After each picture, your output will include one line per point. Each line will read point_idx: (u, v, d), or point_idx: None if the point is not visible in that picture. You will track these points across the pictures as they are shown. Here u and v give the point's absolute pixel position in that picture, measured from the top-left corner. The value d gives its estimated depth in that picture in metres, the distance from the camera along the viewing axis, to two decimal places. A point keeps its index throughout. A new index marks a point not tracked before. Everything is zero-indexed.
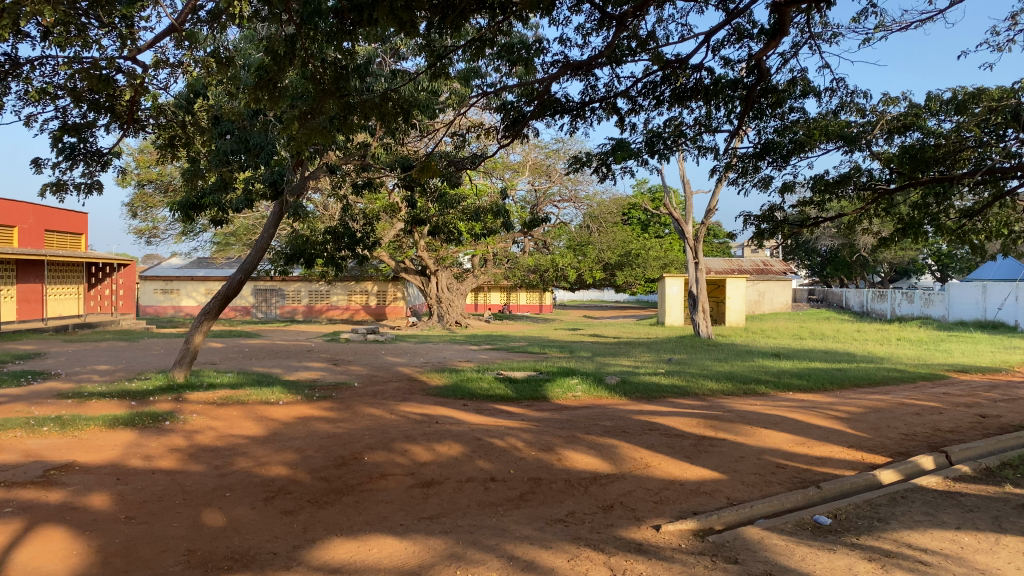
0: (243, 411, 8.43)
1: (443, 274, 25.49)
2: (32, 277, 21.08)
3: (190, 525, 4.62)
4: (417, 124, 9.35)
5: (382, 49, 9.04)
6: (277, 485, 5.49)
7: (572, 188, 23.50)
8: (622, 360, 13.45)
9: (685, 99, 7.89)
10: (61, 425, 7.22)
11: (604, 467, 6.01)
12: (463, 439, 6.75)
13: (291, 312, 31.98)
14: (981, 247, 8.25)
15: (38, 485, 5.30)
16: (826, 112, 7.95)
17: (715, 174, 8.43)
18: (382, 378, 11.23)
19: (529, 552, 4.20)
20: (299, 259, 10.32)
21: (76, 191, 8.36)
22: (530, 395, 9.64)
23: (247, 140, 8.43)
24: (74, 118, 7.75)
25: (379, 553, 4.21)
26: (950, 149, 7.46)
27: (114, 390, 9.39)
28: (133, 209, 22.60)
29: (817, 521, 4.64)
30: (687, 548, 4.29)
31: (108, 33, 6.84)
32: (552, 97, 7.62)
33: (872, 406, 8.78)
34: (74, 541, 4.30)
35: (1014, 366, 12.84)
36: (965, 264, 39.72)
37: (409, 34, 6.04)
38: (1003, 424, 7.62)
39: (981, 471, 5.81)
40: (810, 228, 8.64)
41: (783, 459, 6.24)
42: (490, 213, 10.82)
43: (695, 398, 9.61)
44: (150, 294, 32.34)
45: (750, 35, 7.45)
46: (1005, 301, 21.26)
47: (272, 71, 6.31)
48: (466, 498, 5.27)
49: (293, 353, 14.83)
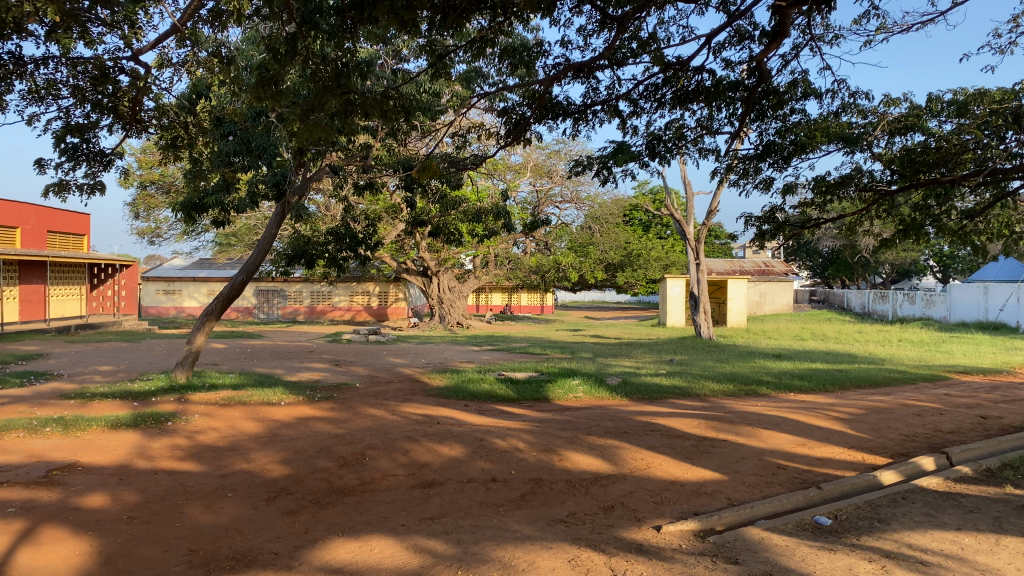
0: (245, 411, 8.46)
1: (445, 275, 25.52)
2: (35, 277, 21.16)
3: (193, 525, 4.65)
4: (419, 126, 9.39)
5: (382, 51, 9.00)
6: (279, 485, 5.51)
7: (573, 189, 23.54)
8: (623, 361, 13.46)
9: (686, 101, 7.91)
10: (64, 425, 7.25)
11: (605, 467, 6.03)
12: (464, 440, 6.78)
13: (293, 313, 32.05)
14: (982, 247, 8.24)
15: (41, 485, 5.33)
16: (827, 113, 7.95)
17: (715, 175, 8.44)
18: (384, 378, 11.28)
19: (529, 553, 4.22)
20: (300, 260, 10.42)
21: (79, 191, 8.41)
22: (532, 396, 9.66)
23: (250, 142, 8.48)
24: (78, 119, 7.78)
25: (380, 554, 4.24)
26: (953, 151, 7.44)
27: (117, 390, 9.42)
28: (136, 210, 22.67)
29: (817, 522, 4.65)
30: (687, 548, 4.30)
31: (111, 32, 6.89)
32: (553, 99, 7.64)
33: (872, 407, 8.80)
34: (77, 542, 4.33)
35: (1016, 367, 12.84)
36: (967, 264, 39.66)
37: (411, 32, 6.10)
38: (1003, 426, 7.62)
39: (982, 472, 5.82)
40: (811, 229, 8.64)
41: (783, 460, 6.25)
42: (491, 215, 10.81)
43: (695, 399, 9.62)
44: (151, 295, 32.37)
45: (751, 37, 7.45)
46: (1006, 302, 21.22)
47: (274, 71, 6.33)
48: (468, 499, 5.29)
49: (294, 354, 14.85)
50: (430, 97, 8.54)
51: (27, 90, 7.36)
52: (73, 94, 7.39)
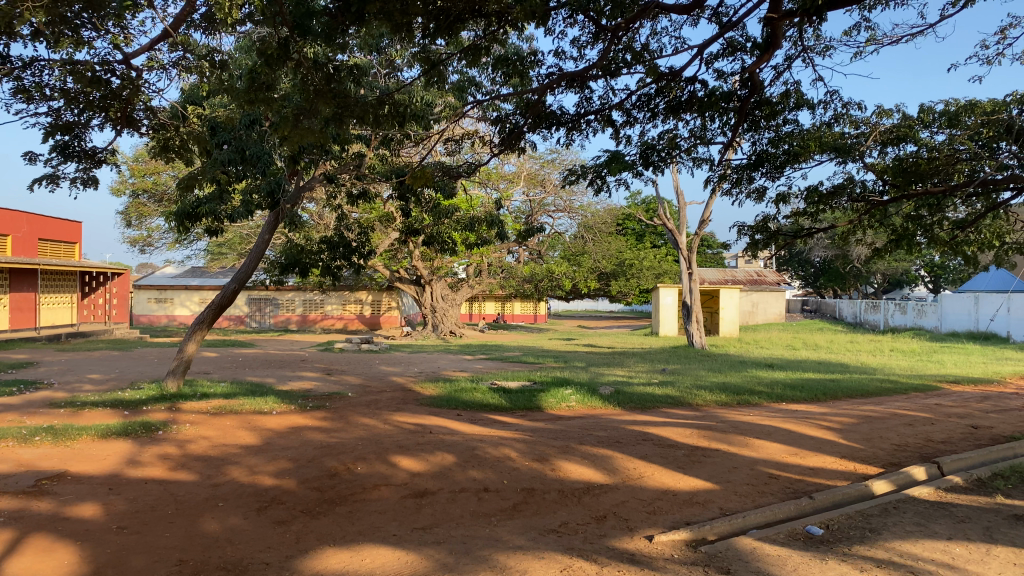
0: (237, 420, 8.41)
1: (438, 284, 25.53)
2: (25, 285, 21.01)
3: (183, 535, 4.60)
4: (413, 134, 9.42)
5: (376, 60, 8.95)
6: (270, 495, 5.47)
7: (566, 199, 23.64)
8: (616, 370, 13.50)
9: (680, 111, 7.97)
10: (53, 434, 7.18)
11: (598, 477, 6.02)
12: (457, 449, 6.75)
13: (286, 321, 31.93)
14: (974, 258, 8.30)
15: (30, 495, 5.27)
16: (820, 124, 8.02)
17: (708, 184, 8.49)
18: (376, 388, 11.22)
19: (521, 563, 4.19)
20: (294, 269, 10.37)
21: (69, 185, 8.35)
22: (524, 405, 9.66)
23: (244, 150, 8.40)
24: (67, 118, 7.74)
25: (371, 564, 4.20)
26: (945, 161, 7.48)
27: (107, 399, 9.35)
28: (128, 218, 22.53)
29: (809, 531, 4.65)
30: (679, 558, 4.29)
31: (104, 37, 6.87)
32: (548, 109, 7.69)
33: (864, 416, 8.82)
34: (67, 551, 4.27)
35: (1006, 377, 12.91)
36: (958, 273, 39.95)
37: (404, 38, 6.20)
38: (994, 436, 7.66)
39: (973, 482, 5.84)
40: (803, 239, 8.69)
41: (776, 470, 6.26)
42: (485, 224, 10.78)
43: (688, 408, 9.65)
44: (143, 303, 32.19)
45: (744, 48, 7.51)
46: (997, 312, 21.46)
47: (265, 74, 6.30)
48: (459, 508, 5.26)
49: (286, 363, 14.78)
50: (423, 106, 8.58)
51: (16, 90, 7.29)
52: (64, 96, 7.34)
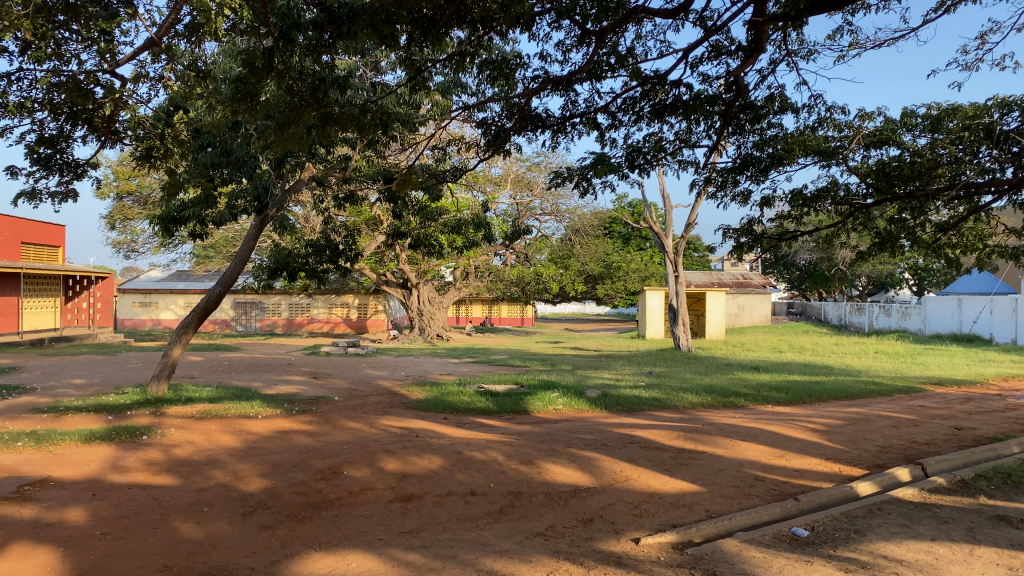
0: (221, 425, 8.29)
1: (425, 287, 25.49)
2: (8, 289, 20.65)
3: (167, 541, 4.52)
4: (400, 136, 9.41)
5: (361, 63, 8.90)
6: (255, 500, 5.39)
7: (553, 203, 23.74)
8: (603, 372, 13.52)
9: (664, 114, 7.99)
10: (35, 440, 7.03)
11: (585, 480, 6.00)
12: (443, 452, 6.72)
13: (271, 325, 31.73)
14: (956, 260, 8.37)
15: (11, 501, 5.15)
16: (803, 128, 8.08)
17: (694, 187, 8.51)
18: (362, 391, 11.12)
19: (506, 566, 4.17)
20: (281, 273, 10.25)
21: (51, 201, 8.27)
22: (511, 408, 9.64)
23: (229, 153, 8.45)
24: (51, 130, 7.65)
25: (357, 568, 4.15)
26: (927, 165, 7.55)
27: (90, 403, 9.20)
28: (111, 222, 22.37)
29: (794, 534, 4.65)
30: (665, 560, 4.28)
31: (88, 49, 6.80)
32: (532, 112, 7.67)
33: (849, 418, 8.85)
34: (47, 559, 4.17)
35: (988, 379, 13.06)
36: (940, 276, 40.52)
37: (390, 46, 6.20)
38: (976, 437, 7.71)
39: (956, 483, 5.86)
40: (787, 242, 8.75)
41: (761, 472, 6.26)
42: (472, 226, 10.68)
43: (674, 410, 9.65)
44: (128, 307, 31.91)
45: (728, 52, 7.54)
46: (980, 314, 21.63)
47: (249, 84, 6.30)
48: (446, 512, 5.22)
49: (272, 367, 14.63)
50: (408, 109, 8.54)
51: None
52: (47, 108, 7.29)
